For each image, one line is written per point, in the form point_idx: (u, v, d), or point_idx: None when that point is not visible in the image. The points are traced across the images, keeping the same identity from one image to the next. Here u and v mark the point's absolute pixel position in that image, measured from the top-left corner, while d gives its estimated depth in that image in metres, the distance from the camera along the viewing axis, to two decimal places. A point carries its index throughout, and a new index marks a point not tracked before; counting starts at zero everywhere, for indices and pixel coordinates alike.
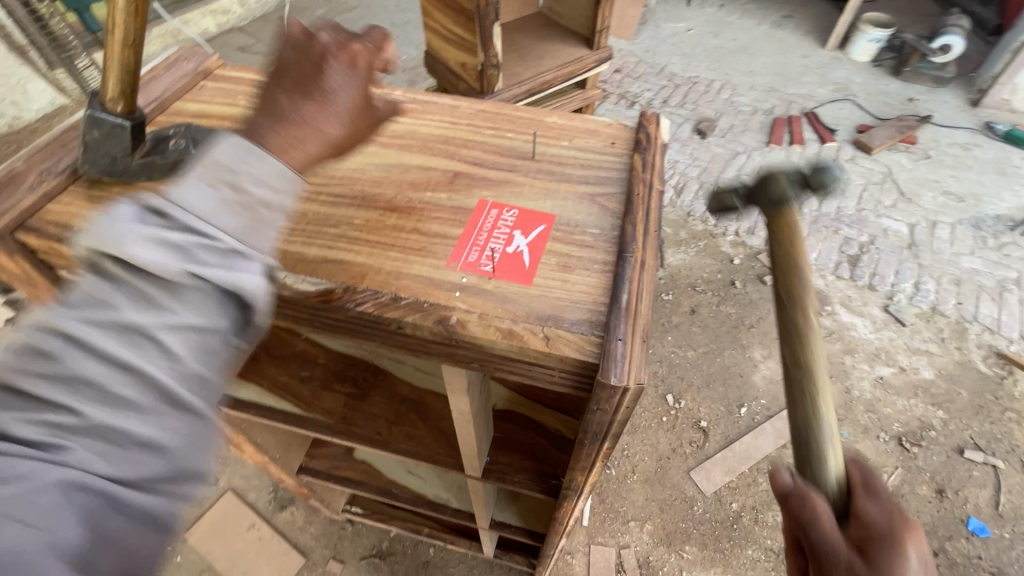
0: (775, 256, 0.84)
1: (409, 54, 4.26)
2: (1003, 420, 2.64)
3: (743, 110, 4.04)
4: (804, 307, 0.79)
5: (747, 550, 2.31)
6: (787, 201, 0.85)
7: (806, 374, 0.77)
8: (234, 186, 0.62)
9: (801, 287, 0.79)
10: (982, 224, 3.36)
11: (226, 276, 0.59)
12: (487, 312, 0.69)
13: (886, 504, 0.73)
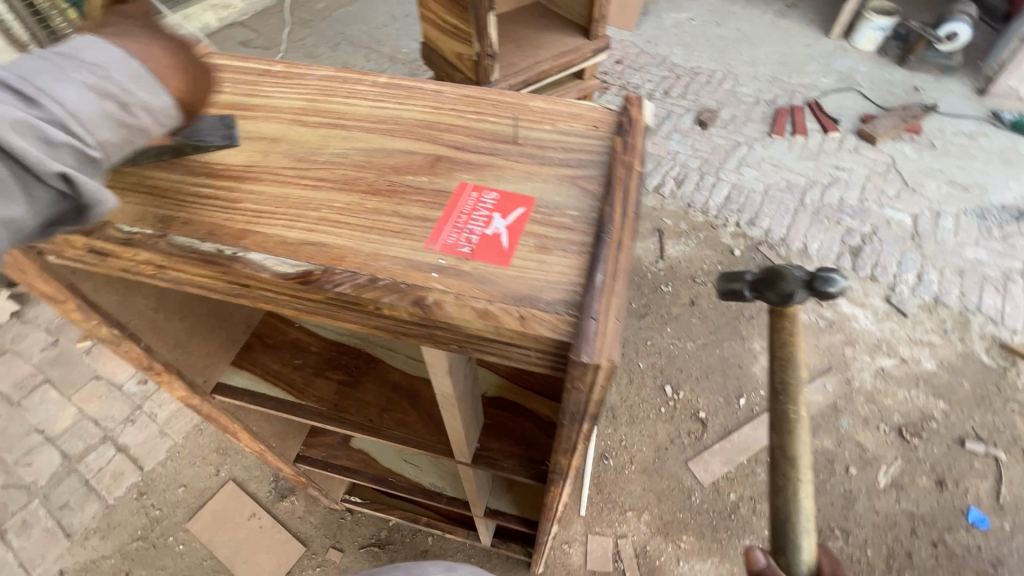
0: (778, 357, 1.10)
1: (409, 47, 4.26)
2: (1005, 411, 2.61)
3: (745, 100, 4.01)
4: (792, 409, 1.05)
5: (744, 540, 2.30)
6: (793, 297, 1.07)
7: (789, 468, 1.02)
8: (117, 100, 0.64)
9: (792, 394, 1.06)
10: (987, 213, 3.31)
11: (86, 182, 0.64)
12: (463, 293, 0.69)
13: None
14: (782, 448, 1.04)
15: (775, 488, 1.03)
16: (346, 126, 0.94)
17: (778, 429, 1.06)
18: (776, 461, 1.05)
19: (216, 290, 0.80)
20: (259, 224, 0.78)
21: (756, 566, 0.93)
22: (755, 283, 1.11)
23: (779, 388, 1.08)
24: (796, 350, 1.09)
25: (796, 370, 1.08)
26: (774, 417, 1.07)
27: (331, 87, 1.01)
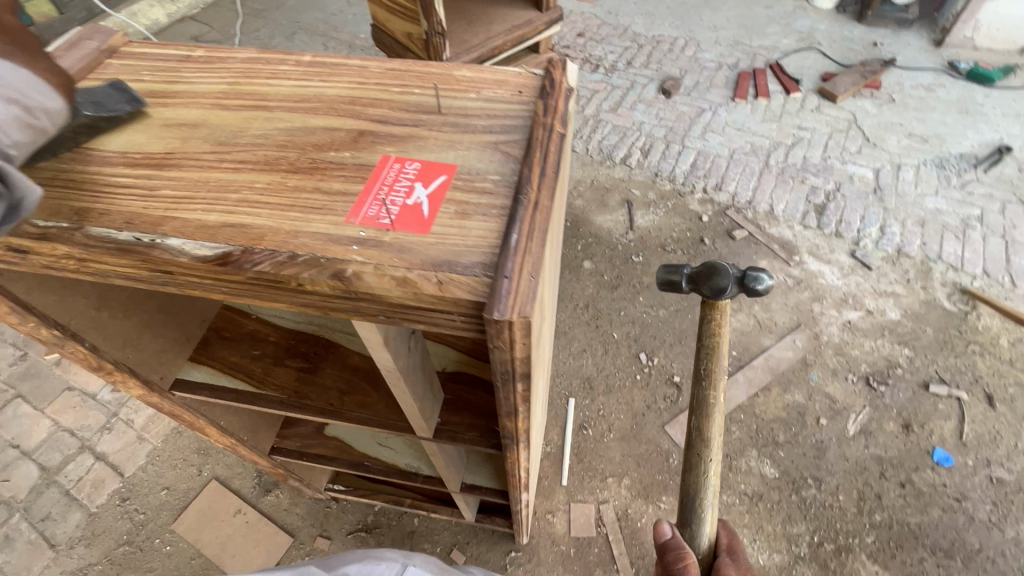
0: (705, 344, 1.27)
1: (366, 32, 4.17)
2: (967, 353, 2.69)
3: (708, 66, 4.00)
4: (710, 394, 1.24)
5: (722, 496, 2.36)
6: (723, 291, 1.23)
7: (703, 449, 1.23)
8: (20, 104, 0.66)
9: (713, 381, 1.25)
10: (946, 163, 3.37)
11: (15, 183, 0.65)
12: (383, 262, 0.69)
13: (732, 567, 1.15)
14: (699, 431, 1.24)
15: (689, 467, 1.25)
16: (268, 106, 0.92)
17: (696, 413, 1.25)
18: (693, 441, 1.25)
19: (143, 280, 0.80)
20: (178, 209, 0.77)
21: (662, 538, 1.20)
22: (695, 275, 1.27)
23: (701, 376, 1.26)
24: (720, 342, 1.26)
25: (718, 361, 1.26)
26: (695, 404, 1.26)
27: (252, 69, 0.99)
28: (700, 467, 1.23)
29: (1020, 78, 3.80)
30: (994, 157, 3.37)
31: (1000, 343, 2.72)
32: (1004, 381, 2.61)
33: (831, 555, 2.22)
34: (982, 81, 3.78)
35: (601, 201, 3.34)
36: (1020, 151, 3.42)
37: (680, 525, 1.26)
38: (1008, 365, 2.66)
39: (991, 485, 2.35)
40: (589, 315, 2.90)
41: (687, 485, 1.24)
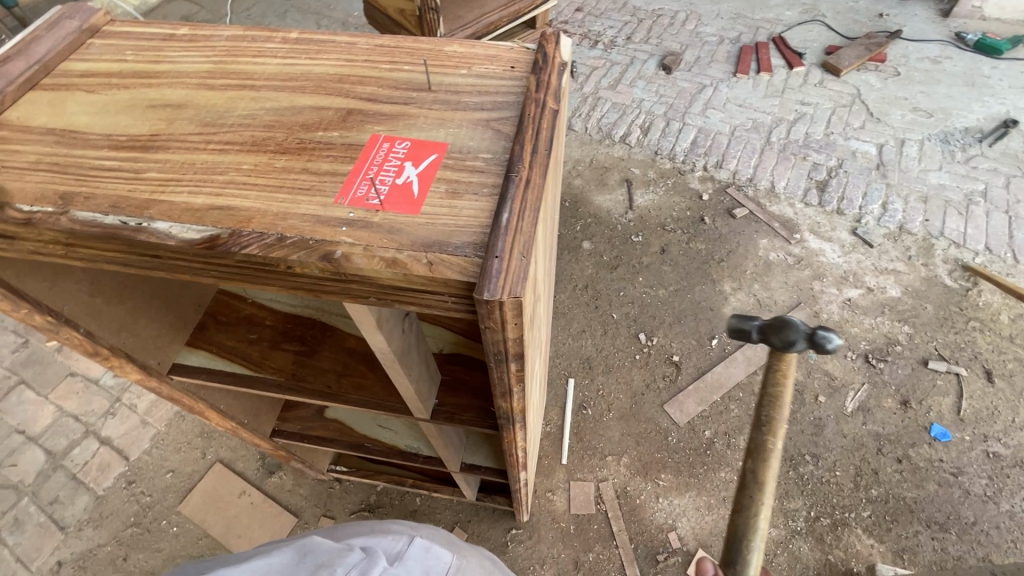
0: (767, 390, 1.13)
1: (360, 9, 4.08)
2: (967, 330, 2.69)
3: (709, 40, 3.91)
4: (771, 441, 1.11)
5: (720, 473, 2.39)
6: (794, 347, 1.07)
7: (757, 494, 1.10)
8: None
9: (774, 427, 1.11)
10: (950, 138, 3.31)
11: None
12: (372, 244, 0.68)
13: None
14: (754, 474, 1.11)
15: (739, 507, 1.12)
16: (255, 85, 0.90)
17: (752, 454, 1.13)
18: (745, 482, 1.12)
19: (132, 266, 0.79)
20: (164, 192, 0.76)
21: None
22: (764, 328, 1.09)
23: (762, 419, 1.13)
24: (785, 391, 1.12)
25: (782, 407, 1.11)
26: (752, 444, 1.13)
27: (239, 47, 0.97)
28: (752, 512, 1.10)
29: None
30: (1000, 131, 3.31)
31: (1000, 320, 2.71)
32: (1003, 357, 2.61)
33: (827, 529, 2.25)
34: (989, 52, 3.69)
35: (600, 180, 3.31)
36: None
37: (723, 566, 1.13)
38: (1008, 342, 2.66)
39: (988, 460, 2.37)
40: (588, 296, 2.90)
41: (733, 527, 1.12)
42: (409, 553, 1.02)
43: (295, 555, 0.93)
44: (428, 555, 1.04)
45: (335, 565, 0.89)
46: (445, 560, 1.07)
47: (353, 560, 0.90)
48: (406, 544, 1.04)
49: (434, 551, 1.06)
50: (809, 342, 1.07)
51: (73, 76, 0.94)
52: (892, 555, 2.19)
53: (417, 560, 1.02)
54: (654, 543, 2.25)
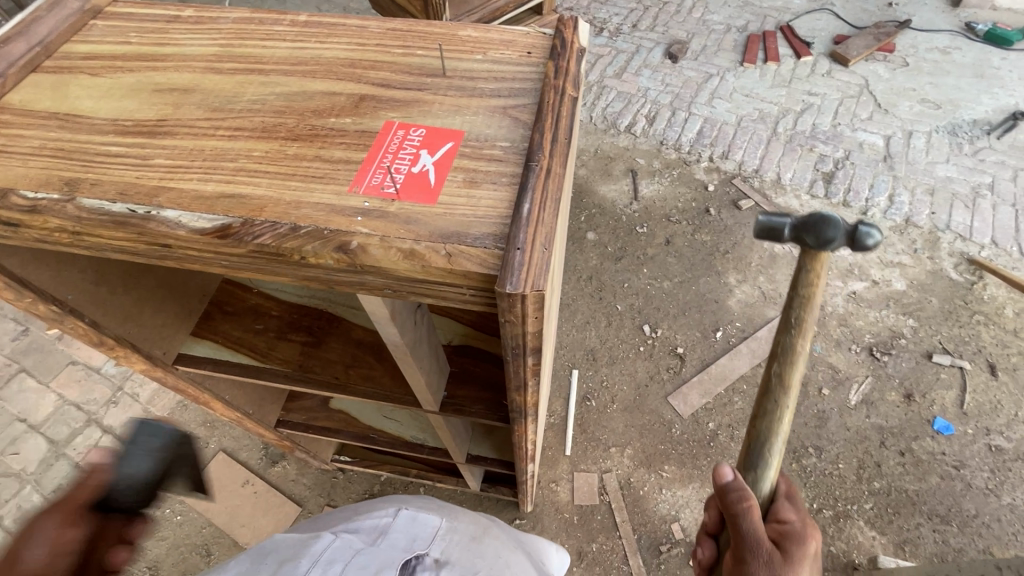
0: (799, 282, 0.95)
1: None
2: (971, 324, 2.68)
3: (716, 28, 3.86)
4: (800, 343, 0.97)
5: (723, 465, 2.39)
6: (829, 243, 0.89)
7: (781, 398, 1.00)
8: None
9: (804, 329, 0.96)
10: (958, 130, 3.28)
11: None
12: (389, 234, 0.66)
13: (797, 520, 1.02)
14: (780, 379, 0.99)
15: (760, 414, 1.03)
16: (265, 70, 0.88)
17: (777, 356, 1.00)
18: (769, 388, 1.01)
19: (141, 257, 0.77)
20: (173, 180, 0.74)
21: (722, 482, 1.04)
22: (797, 225, 0.90)
23: (790, 318, 0.97)
24: (817, 293, 0.95)
25: (815, 306, 0.95)
26: (778, 347, 0.99)
27: (247, 30, 0.94)
28: (775, 414, 1.01)
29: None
30: (1009, 124, 3.27)
31: (1005, 313, 2.70)
32: (1007, 351, 2.61)
33: (829, 521, 2.25)
34: (999, 43, 3.65)
35: (604, 170, 3.28)
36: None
37: (741, 470, 1.08)
38: (1012, 336, 2.65)
39: (990, 453, 2.37)
40: (592, 287, 2.88)
41: (754, 431, 1.05)
42: (391, 527, 0.84)
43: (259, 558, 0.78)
44: (414, 524, 0.86)
45: (298, 557, 0.74)
46: (440, 525, 0.87)
47: (318, 547, 0.76)
48: (387, 517, 0.87)
49: (423, 519, 0.87)
50: (847, 238, 0.89)
51: (74, 59, 0.91)
52: (894, 547, 2.20)
53: (403, 532, 0.83)
54: (657, 534, 2.26)
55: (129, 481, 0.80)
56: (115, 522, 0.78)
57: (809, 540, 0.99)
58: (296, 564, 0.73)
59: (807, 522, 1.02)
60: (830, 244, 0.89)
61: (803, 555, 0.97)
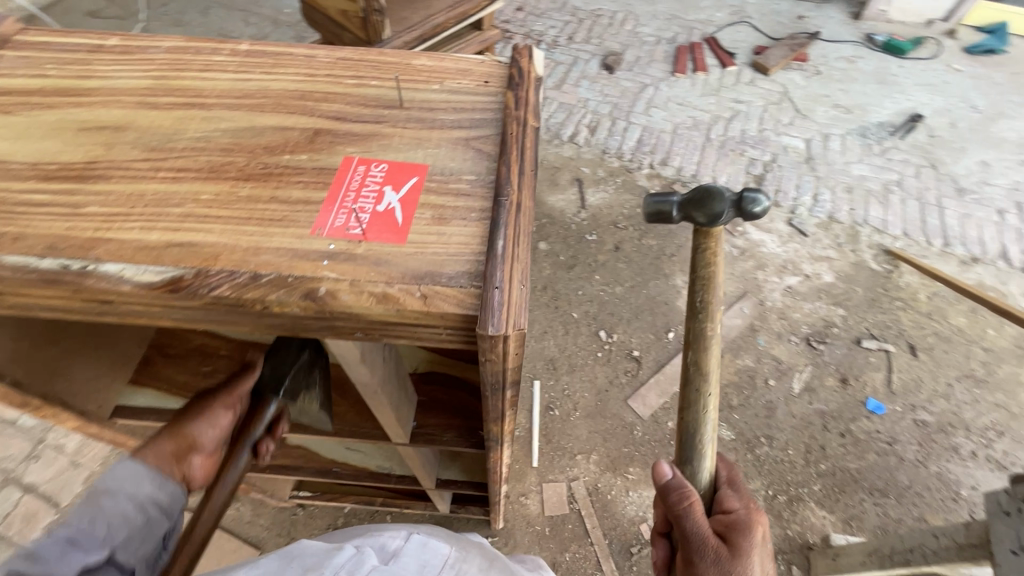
0: (698, 265, 1.05)
1: (291, 7, 3.87)
2: (892, 309, 2.91)
3: (647, 40, 4.02)
4: (710, 327, 1.03)
5: None
6: (717, 217, 1.02)
7: (702, 386, 1.03)
8: None
9: (710, 313, 1.03)
10: (868, 132, 3.58)
11: None
12: (359, 278, 0.64)
13: (740, 505, 1.02)
14: (697, 367, 1.03)
15: (685, 404, 1.05)
16: (206, 103, 0.83)
17: (692, 344, 1.04)
18: (689, 377, 1.04)
19: (77, 314, 0.70)
20: (110, 229, 0.68)
21: (663, 482, 1.04)
22: (683, 203, 1.05)
23: (697, 305, 1.04)
24: (717, 273, 1.04)
25: (716, 289, 1.04)
26: (690, 336, 1.04)
27: (183, 61, 0.89)
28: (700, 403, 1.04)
29: (933, 48, 4.03)
30: (909, 125, 3.60)
31: (920, 298, 2.95)
32: (924, 331, 2.84)
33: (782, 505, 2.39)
34: (895, 52, 4.00)
35: (551, 180, 3.34)
36: (932, 119, 3.65)
37: (678, 465, 1.09)
38: (928, 317, 2.89)
39: (917, 428, 2.57)
40: (547, 297, 2.91)
41: (682, 423, 1.05)
42: (403, 549, 0.80)
43: (279, 561, 0.73)
44: (426, 550, 0.81)
45: (319, 568, 0.70)
46: (450, 554, 0.83)
47: (340, 560, 0.72)
48: (398, 539, 0.82)
49: (434, 546, 0.83)
50: (734, 209, 1.02)
51: None
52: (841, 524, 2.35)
53: (414, 558, 0.79)
54: (627, 537, 2.30)
55: (273, 371, 0.90)
56: (272, 406, 0.91)
57: (752, 523, 1.00)
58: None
59: (748, 505, 1.03)
60: (717, 215, 1.02)
61: (749, 542, 0.98)
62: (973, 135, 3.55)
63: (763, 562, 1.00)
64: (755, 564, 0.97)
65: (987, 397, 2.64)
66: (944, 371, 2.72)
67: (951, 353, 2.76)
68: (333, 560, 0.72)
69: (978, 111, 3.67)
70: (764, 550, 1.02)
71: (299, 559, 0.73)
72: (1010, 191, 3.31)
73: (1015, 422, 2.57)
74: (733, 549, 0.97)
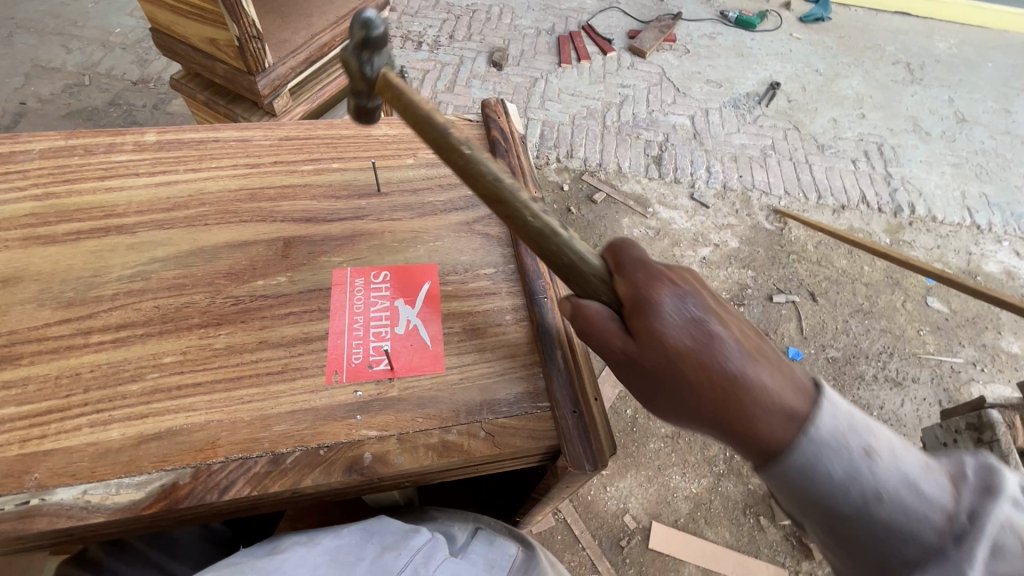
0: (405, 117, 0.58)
1: (68, 5, 2.82)
2: (788, 263, 2.30)
3: (528, 32, 3.17)
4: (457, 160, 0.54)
5: (649, 445, 1.62)
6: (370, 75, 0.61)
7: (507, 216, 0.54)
8: None
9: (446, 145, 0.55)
10: (740, 102, 2.89)
11: None
12: (405, 429, 0.54)
13: (674, 313, 0.49)
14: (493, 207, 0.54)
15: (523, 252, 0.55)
16: (127, 224, 0.65)
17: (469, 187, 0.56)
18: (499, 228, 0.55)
19: (13, 552, 0.52)
20: (44, 439, 0.50)
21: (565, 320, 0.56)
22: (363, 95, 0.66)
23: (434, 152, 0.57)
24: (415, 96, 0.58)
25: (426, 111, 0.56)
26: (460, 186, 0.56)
27: (71, 167, 0.69)
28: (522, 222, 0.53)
29: (776, 18, 3.40)
30: (770, 93, 2.94)
31: (807, 249, 2.35)
32: (819, 276, 2.28)
33: (722, 510, 1.53)
34: (746, 27, 3.32)
35: None
36: (790, 85, 3.02)
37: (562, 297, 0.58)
38: (817, 264, 2.31)
39: (836, 368, 2.05)
40: None
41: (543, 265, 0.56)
42: (470, 545, 0.61)
43: (359, 536, 0.57)
44: (494, 548, 0.62)
45: (398, 548, 0.55)
46: (521, 555, 0.62)
47: (415, 544, 0.56)
48: (462, 533, 0.64)
49: (501, 542, 0.63)
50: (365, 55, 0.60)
51: None
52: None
53: (482, 554, 0.60)
54: (612, 530, 1.50)
55: None
56: None
57: (712, 323, 0.49)
58: (395, 556, 0.53)
59: (694, 307, 0.50)
60: (360, 70, 0.61)
61: (739, 362, 0.47)
62: (820, 95, 2.97)
63: (747, 339, 0.49)
64: (764, 373, 0.47)
65: (875, 324, 2.16)
66: (839, 308, 2.19)
67: (842, 291, 2.24)
68: (412, 542, 0.55)
69: (821, 73, 3.09)
70: (741, 323, 0.50)
71: (380, 537, 0.57)
72: (857, 140, 2.79)
73: (904, 340, 2.13)
74: (736, 398, 0.46)
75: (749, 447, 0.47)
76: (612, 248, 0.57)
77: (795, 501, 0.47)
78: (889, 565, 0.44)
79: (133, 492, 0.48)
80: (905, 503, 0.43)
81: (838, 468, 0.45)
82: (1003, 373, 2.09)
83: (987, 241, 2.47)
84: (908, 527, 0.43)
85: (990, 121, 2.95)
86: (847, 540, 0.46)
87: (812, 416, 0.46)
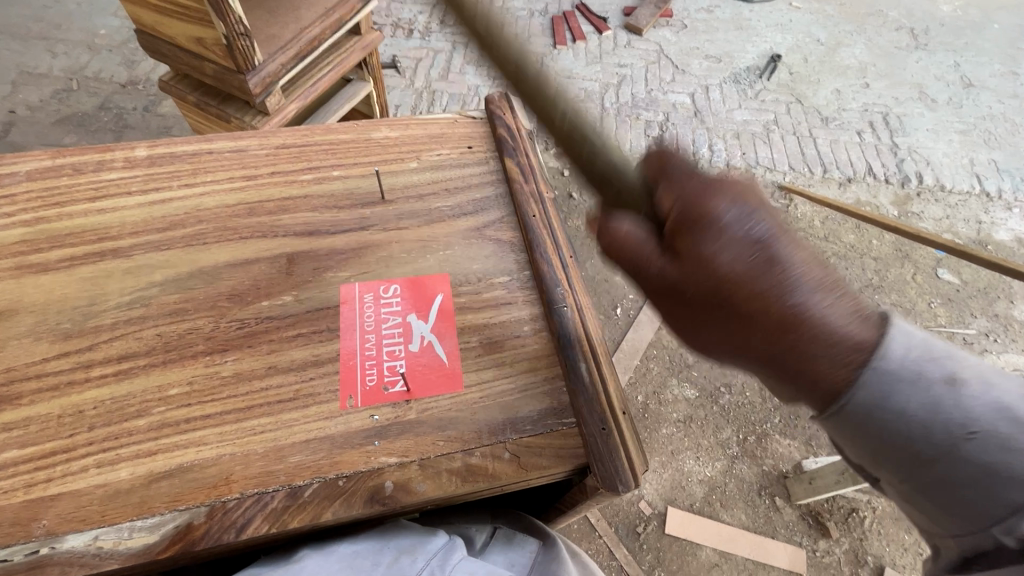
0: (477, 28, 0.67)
1: (50, 7, 2.75)
2: None
3: (521, 14, 3.09)
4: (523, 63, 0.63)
5: (661, 431, 1.59)
6: None
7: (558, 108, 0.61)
8: None
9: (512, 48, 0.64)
10: (740, 77, 2.82)
11: None
12: (426, 454, 0.51)
13: (730, 237, 0.48)
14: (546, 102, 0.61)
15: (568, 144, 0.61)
16: (123, 246, 0.62)
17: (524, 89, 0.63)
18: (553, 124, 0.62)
19: None
20: (50, 484, 0.48)
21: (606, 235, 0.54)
22: None
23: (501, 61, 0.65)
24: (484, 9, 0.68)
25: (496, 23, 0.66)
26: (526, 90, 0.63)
27: (60, 189, 0.65)
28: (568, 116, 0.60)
29: None
30: (771, 66, 2.86)
31: (815, 225, 2.31)
32: (827, 252, 2.23)
33: (738, 493, 1.51)
34: None
35: None
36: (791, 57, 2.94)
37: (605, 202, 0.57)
38: (825, 240, 2.27)
39: None
40: None
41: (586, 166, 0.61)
42: (489, 548, 0.59)
43: (377, 541, 0.53)
44: (514, 547, 0.59)
45: (415, 552, 0.51)
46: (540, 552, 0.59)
47: (432, 547, 0.52)
48: (481, 535, 0.61)
49: (521, 541, 0.60)
50: None
51: None
52: (754, 561, 1.42)
53: (503, 558, 0.57)
54: (628, 517, 1.48)
55: None
56: None
57: (772, 248, 0.47)
58: (412, 561, 0.50)
59: (748, 228, 0.48)
60: None
61: (796, 289, 0.46)
62: (822, 66, 2.89)
63: (806, 261, 0.47)
64: (822, 300, 0.46)
65: (886, 298, 2.12)
66: None
67: (851, 266, 2.19)
68: (430, 546, 0.52)
69: (823, 43, 3.00)
70: (803, 249, 0.48)
71: (398, 540, 0.53)
72: (862, 111, 2.72)
73: (915, 314, 2.09)
74: (792, 323, 0.46)
75: (797, 378, 0.47)
76: (656, 154, 0.55)
77: (868, 445, 0.46)
78: (988, 510, 0.41)
79: (146, 535, 0.46)
80: (1001, 437, 0.41)
81: (910, 399, 0.44)
82: (1017, 343, 2.06)
83: (997, 209, 2.42)
84: (1005, 464, 0.41)
85: (998, 85, 2.87)
86: (934, 488, 0.44)
87: (878, 346, 0.45)
